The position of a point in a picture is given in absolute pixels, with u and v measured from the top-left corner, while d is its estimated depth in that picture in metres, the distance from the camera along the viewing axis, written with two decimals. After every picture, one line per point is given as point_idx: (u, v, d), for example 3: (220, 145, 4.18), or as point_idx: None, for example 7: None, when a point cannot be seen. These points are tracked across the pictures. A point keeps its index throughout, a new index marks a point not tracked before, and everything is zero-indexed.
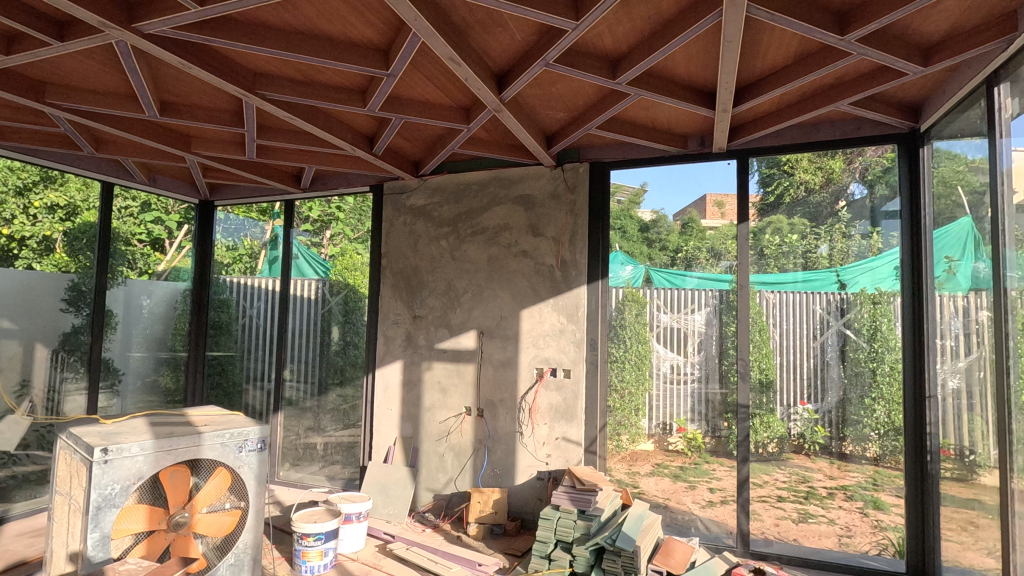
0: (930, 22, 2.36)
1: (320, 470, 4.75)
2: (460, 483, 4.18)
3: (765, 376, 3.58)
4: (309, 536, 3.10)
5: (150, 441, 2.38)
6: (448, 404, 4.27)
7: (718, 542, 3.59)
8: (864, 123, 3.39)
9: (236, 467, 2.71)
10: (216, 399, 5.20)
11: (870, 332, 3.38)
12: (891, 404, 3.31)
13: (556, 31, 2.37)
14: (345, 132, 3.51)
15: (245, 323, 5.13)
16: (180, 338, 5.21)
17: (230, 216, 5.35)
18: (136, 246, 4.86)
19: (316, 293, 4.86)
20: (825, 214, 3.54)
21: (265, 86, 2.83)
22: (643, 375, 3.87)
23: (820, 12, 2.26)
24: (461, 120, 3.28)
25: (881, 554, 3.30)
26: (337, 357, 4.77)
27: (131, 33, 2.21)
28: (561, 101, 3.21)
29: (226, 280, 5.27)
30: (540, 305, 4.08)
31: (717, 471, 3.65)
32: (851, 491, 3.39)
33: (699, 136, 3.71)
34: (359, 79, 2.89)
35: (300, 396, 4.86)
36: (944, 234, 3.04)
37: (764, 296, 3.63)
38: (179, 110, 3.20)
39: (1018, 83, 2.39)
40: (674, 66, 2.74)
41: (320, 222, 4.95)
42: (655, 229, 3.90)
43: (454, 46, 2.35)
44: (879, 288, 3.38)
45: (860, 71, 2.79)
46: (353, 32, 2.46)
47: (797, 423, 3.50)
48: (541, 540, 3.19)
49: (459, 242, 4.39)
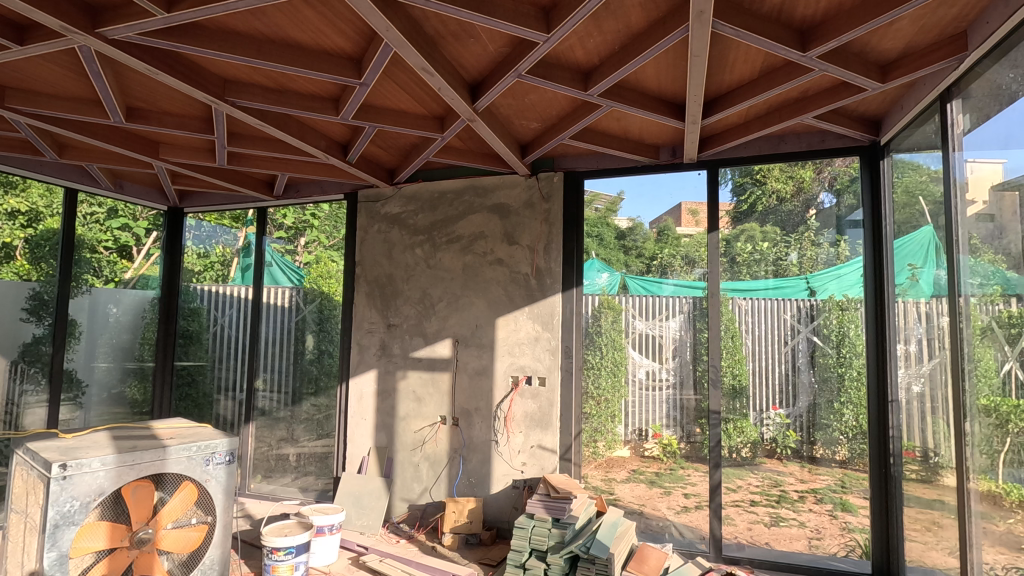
0: (887, 41, 2.45)
1: (293, 481, 4.67)
2: (435, 492, 4.14)
3: (738, 382, 3.65)
4: (279, 549, 3.03)
5: (112, 455, 2.31)
6: (423, 413, 4.24)
7: (692, 548, 3.63)
8: (828, 135, 3.50)
9: (203, 480, 2.65)
10: (185, 410, 5.07)
11: (837, 339, 3.48)
12: (859, 408, 3.39)
13: (528, 44, 2.40)
14: (318, 140, 3.48)
15: (216, 332, 5.02)
16: (148, 348, 5.07)
17: (202, 223, 5.24)
18: (102, 253, 4.75)
19: (290, 301, 4.80)
20: (795, 223, 3.63)
21: (234, 93, 2.79)
22: (619, 382, 3.90)
23: (783, 29, 2.33)
24: (435, 129, 3.29)
25: (849, 555, 3.38)
26: (311, 366, 4.70)
27: (95, 38, 2.17)
28: (535, 111, 3.24)
29: (196, 288, 5.16)
30: (515, 313, 4.09)
31: (691, 477, 3.70)
32: (820, 494, 3.46)
33: (670, 147, 3.79)
34: (331, 88, 2.88)
35: (272, 406, 4.77)
36: (905, 244, 3.15)
37: (736, 303, 3.71)
38: (147, 116, 3.14)
39: (969, 100, 2.50)
40: (645, 79, 2.80)
41: (294, 229, 4.89)
42: (632, 237, 3.96)
43: (426, 57, 2.36)
44: (846, 295, 3.49)
45: (823, 86, 2.88)
46: (325, 41, 2.45)
47: (769, 428, 3.57)
48: (516, 550, 3.18)
49: (434, 250, 4.37)
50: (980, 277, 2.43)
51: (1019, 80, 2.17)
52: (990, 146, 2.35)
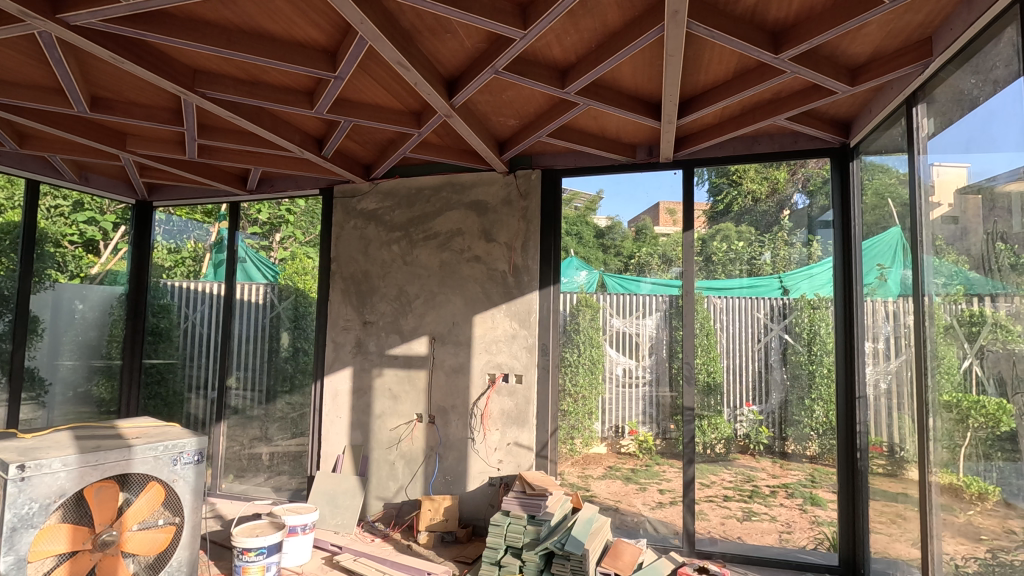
0: (856, 45, 2.51)
1: (266, 480, 4.59)
2: (411, 491, 4.11)
3: (712, 379, 3.71)
4: (249, 551, 2.98)
5: (74, 456, 2.24)
6: (399, 410, 4.21)
7: (666, 543, 3.69)
8: (801, 137, 3.57)
9: (171, 480, 2.59)
10: (154, 409, 4.94)
11: (808, 337, 3.56)
12: (829, 405, 3.47)
13: (504, 40, 2.39)
14: (292, 133, 3.42)
15: (187, 329, 4.91)
16: (115, 345, 4.93)
17: (172, 218, 5.12)
18: (67, 247, 4.62)
19: (264, 298, 4.71)
20: (769, 223, 3.69)
21: (205, 84, 2.73)
22: (596, 379, 3.92)
23: (756, 31, 2.37)
24: (413, 125, 3.25)
25: (817, 548, 3.47)
26: (286, 364, 4.62)
27: (56, 24, 2.10)
28: (512, 108, 3.24)
29: (166, 283, 5.03)
30: (492, 310, 4.08)
31: (666, 473, 3.74)
32: (791, 489, 3.54)
33: (647, 146, 3.82)
34: (305, 80, 2.83)
35: (245, 404, 4.68)
36: (873, 245, 3.22)
37: (711, 301, 3.76)
38: (113, 107, 3.05)
39: (933, 104, 2.57)
40: (621, 77, 2.81)
41: (269, 224, 4.80)
42: (610, 235, 3.99)
43: (402, 51, 2.34)
44: (817, 294, 3.57)
45: (795, 88, 2.93)
46: (298, 32, 2.41)
47: (742, 424, 3.63)
48: (492, 547, 3.17)
49: (411, 247, 4.34)
50: (943, 276, 2.51)
51: (980, 86, 2.23)
52: (953, 150, 2.41)
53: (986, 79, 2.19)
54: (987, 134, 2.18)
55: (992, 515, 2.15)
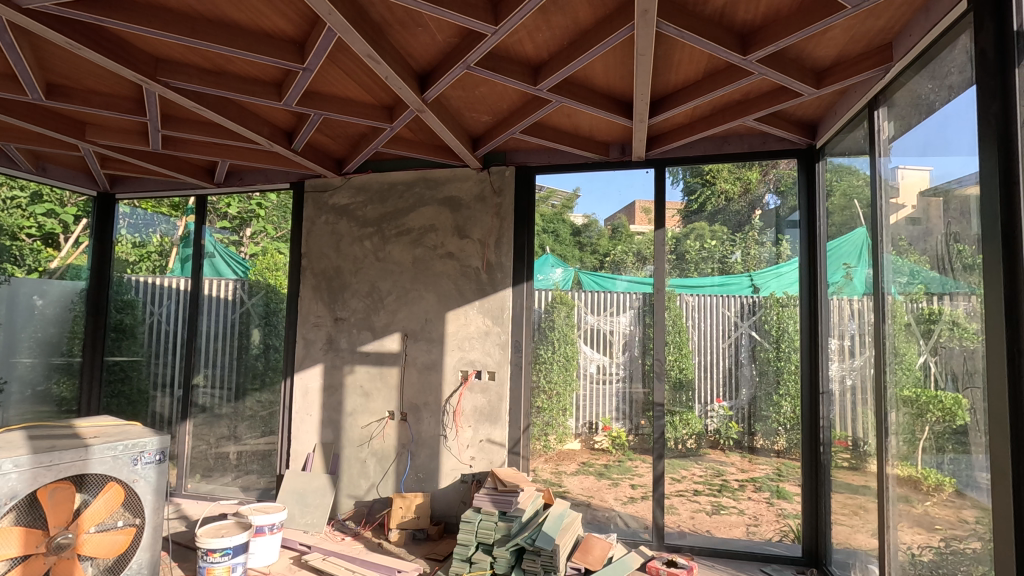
0: (821, 48, 2.57)
1: (234, 480, 4.51)
2: (383, 489, 4.08)
3: (683, 375, 3.76)
4: (215, 551, 2.92)
5: (26, 457, 2.15)
6: (371, 408, 4.17)
7: (636, 537, 3.73)
8: (769, 138, 3.65)
9: (130, 481, 2.52)
10: (117, 408, 4.80)
11: (776, 334, 3.64)
12: (796, 400, 3.56)
13: (476, 35, 2.38)
14: (260, 126, 3.35)
15: (152, 325, 4.77)
16: (76, 342, 4.77)
17: (137, 211, 4.96)
18: (24, 241, 4.49)
19: (233, 294, 4.61)
20: (741, 223, 3.76)
21: (168, 73, 2.65)
22: (570, 376, 3.95)
23: (724, 32, 2.40)
24: (384, 119, 3.22)
25: (782, 540, 3.56)
26: (256, 361, 4.54)
27: (6, 7, 2.01)
28: (485, 105, 3.23)
29: (131, 279, 4.88)
30: (466, 307, 4.07)
31: (638, 468, 3.79)
32: (759, 482, 3.62)
33: (620, 144, 3.86)
34: (273, 72, 2.77)
35: (213, 402, 4.58)
36: (839, 245, 3.29)
37: (684, 299, 3.80)
38: (70, 94, 2.94)
39: (893, 108, 2.65)
40: (594, 75, 2.83)
41: (239, 219, 4.70)
42: (587, 233, 4.01)
43: (372, 44, 2.31)
44: (786, 291, 3.65)
45: (764, 90, 2.99)
46: (265, 22, 2.36)
47: (713, 419, 3.69)
48: (462, 544, 3.17)
49: (383, 243, 4.30)
50: (902, 276, 2.58)
51: (936, 91, 2.31)
52: (912, 153, 2.48)
53: (942, 84, 2.26)
54: (942, 137, 2.26)
55: (947, 505, 2.22)
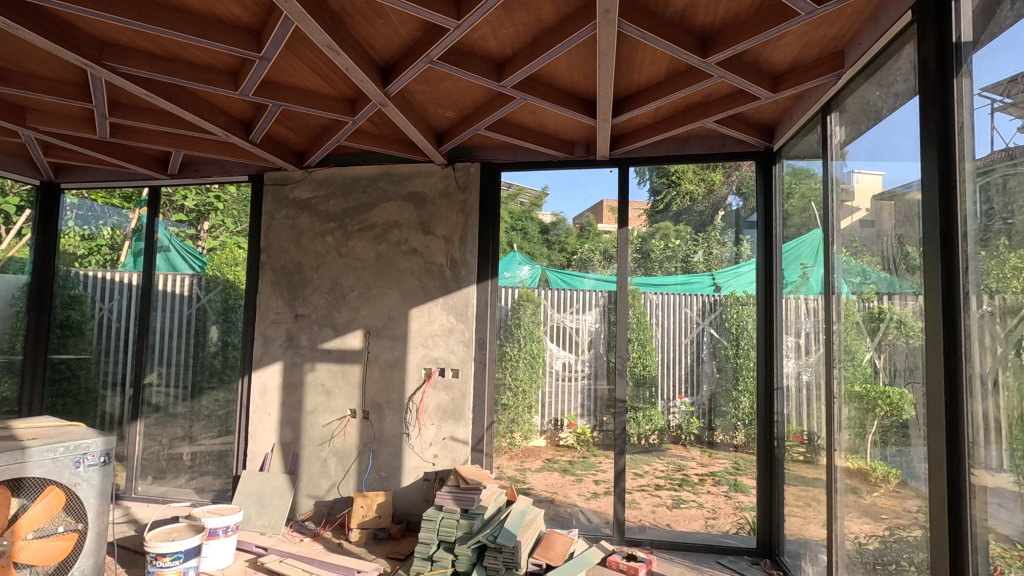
0: (778, 54, 2.65)
1: (187, 482, 4.37)
2: (344, 488, 4.02)
3: (646, 372, 3.81)
4: (164, 556, 2.82)
5: None
6: (332, 406, 4.10)
7: (597, 532, 3.78)
8: (728, 140, 3.72)
9: (72, 484, 2.42)
10: (61, 409, 4.58)
11: (735, 332, 3.74)
12: (753, 396, 3.66)
13: (439, 29, 2.35)
14: (216, 115, 3.24)
15: (102, 322, 4.57)
16: (18, 339, 4.54)
17: (85, 202, 4.74)
18: None
19: (189, 289, 4.46)
20: (703, 223, 3.84)
21: (115, 57, 2.53)
22: (536, 373, 3.96)
23: (684, 34, 2.44)
24: (347, 112, 3.16)
25: (739, 532, 3.66)
26: (213, 360, 4.40)
27: None
28: (450, 100, 3.20)
29: (78, 273, 4.66)
30: (430, 304, 4.04)
31: (602, 464, 3.82)
32: (718, 477, 3.71)
33: (585, 143, 3.89)
34: (228, 60, 2.68)
35: (167, 402, 4.42)
36: (795, 246, 3.38)
37: (648, 297, 3.86)
38: (9, 77, 2.79)
39: (844, 113, 2.75)
40: (557, 73, 2.83)
41: (196, 212, 4.55)
42: (554, 231, 4.02)
43: (331, 34, 2.25)
44: (745, 291, 3.74)
45: (724, 92, 3.06)
46: (220, 8, 2.28)
47: (675, 415, 3.76)
48: (424, 542, 3.15)
49: (346, 238, 4.22)
50: (853, 276, 2.68)
51: (883, 98, 2.39)
52: (864, 157, 2.57)
53: (888, 92, 2.35)
54: (889, 143, 2.35)
55: (893, 496, 2.31)
